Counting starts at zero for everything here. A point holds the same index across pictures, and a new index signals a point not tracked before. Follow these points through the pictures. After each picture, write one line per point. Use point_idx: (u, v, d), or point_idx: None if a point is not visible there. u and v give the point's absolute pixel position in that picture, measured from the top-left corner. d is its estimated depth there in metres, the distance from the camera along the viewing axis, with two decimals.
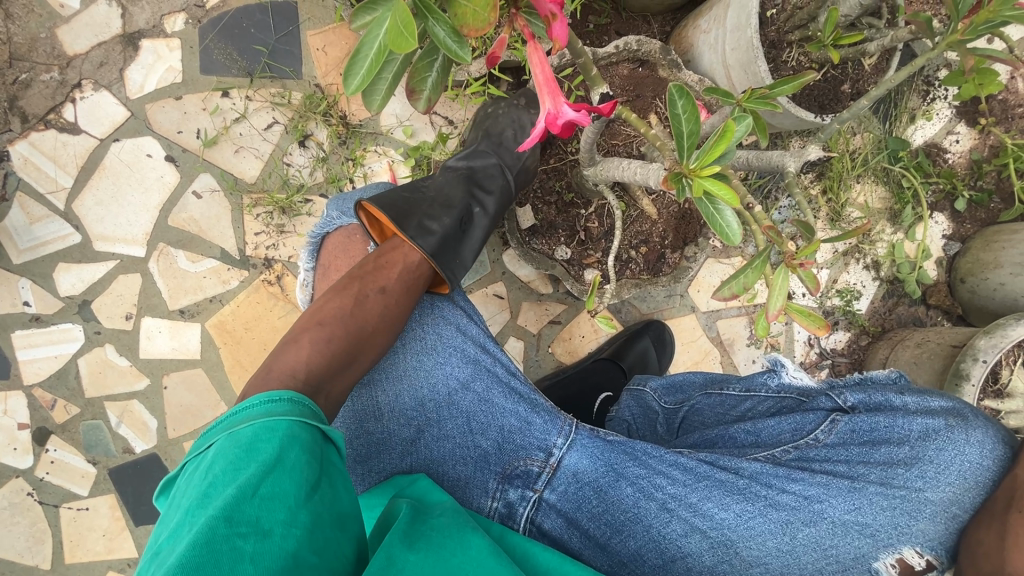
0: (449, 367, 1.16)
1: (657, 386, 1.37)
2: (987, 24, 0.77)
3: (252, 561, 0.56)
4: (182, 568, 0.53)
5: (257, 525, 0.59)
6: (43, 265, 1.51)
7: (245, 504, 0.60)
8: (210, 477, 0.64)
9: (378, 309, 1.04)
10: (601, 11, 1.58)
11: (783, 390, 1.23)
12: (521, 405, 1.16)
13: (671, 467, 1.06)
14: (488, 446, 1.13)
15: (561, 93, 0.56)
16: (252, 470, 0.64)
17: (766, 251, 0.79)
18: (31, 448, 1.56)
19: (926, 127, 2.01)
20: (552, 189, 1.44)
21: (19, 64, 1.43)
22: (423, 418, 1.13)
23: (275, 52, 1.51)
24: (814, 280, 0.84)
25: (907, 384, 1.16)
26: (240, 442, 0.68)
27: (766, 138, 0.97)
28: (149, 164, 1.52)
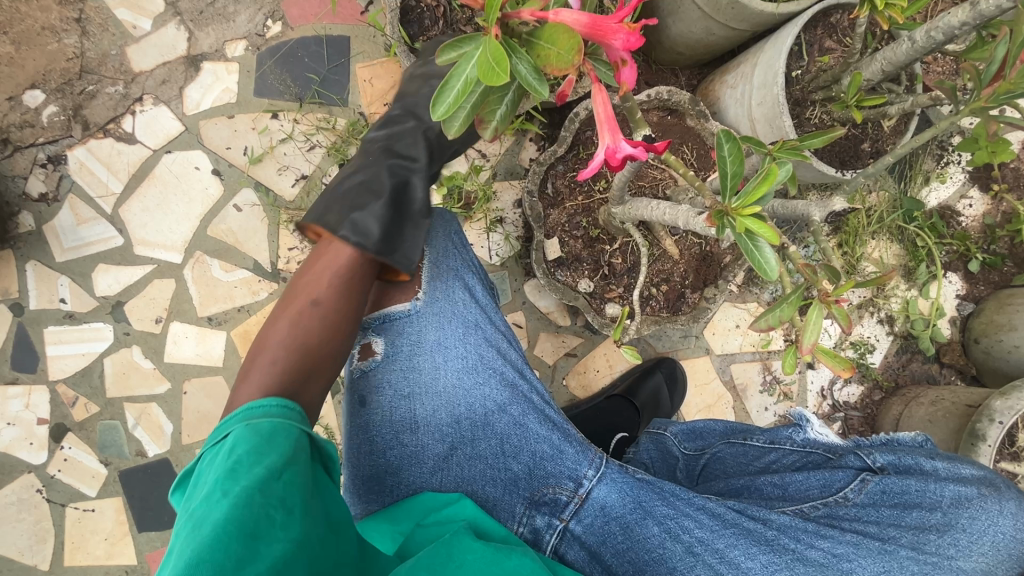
0: (487, 388, 1.18)
1: (678, 431, 1.39)
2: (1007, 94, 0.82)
3: (284, 527, 0.61)
4: (228, 521, 0.58)
5: (285, 502, 0.63)
6: (84, 265, 1.57)
7: (274, 483, 0.64)
8: (234, 456, 0.67)
9: (314, 323, 0.89)
10: (633, 62, 1.69)
11: (809, 445, 1.24)
12: (555, 433, 1.17)
13: (699, 511, 1.08)
14: (519, 470, 1.14)
15: (620, 129, 0.60)
16: (274, 457, 0.67)
17: (800, 288, 0.84)
18: (46, 444, 1.58)
19: (940, 190, 2.07)
20: (580, 225, 1.48)
21: (88, 77, 1.53)
22: (458, 436, 1.15)
23: (326, 81, 1.61)
24: (845, 318, 0.88)
25: (934, 449, 1.17)
26: (260, 431, 0.72)
27: (795, 185, 1.02)
28: (196, 176, 1.59)
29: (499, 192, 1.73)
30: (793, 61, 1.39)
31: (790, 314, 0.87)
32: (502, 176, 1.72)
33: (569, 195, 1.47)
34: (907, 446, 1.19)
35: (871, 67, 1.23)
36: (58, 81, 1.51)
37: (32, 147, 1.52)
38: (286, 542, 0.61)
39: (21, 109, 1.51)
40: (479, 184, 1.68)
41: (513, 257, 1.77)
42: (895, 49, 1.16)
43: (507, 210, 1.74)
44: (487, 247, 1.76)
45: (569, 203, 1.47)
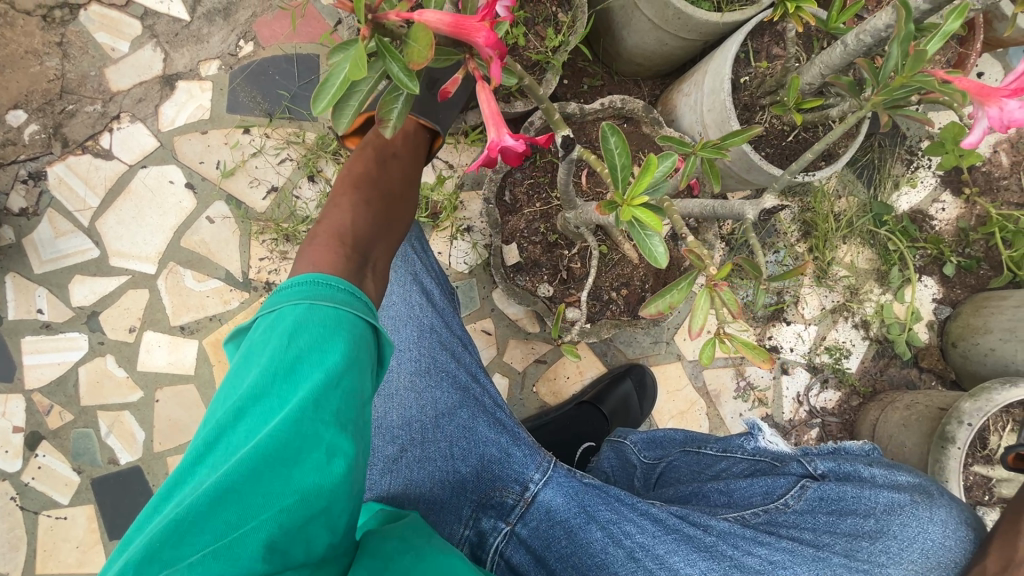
0: (438, 392, 1.20)
1: (637, 439, 1.38)
2: (905, 88, 0.81)
3: (327, 455, 0.61)
4: (274, 439, 0.59)
5: (335, 418, 0.63)
6: (61, 276, 1.62)
7: (329, 397, 0.64)
8: (297, 348, 0.66)
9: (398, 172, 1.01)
10: (594, 74, 1.72)
11: (759, 453, 1.23)
12: (504, 437, 1.18)
13: (642, 516, 1.08)
14: (466, 473, 1.14)
15: (503, 124, 0.63)
16: (336, 357, 0.67)
17: (689, 273, 0.93)
18: (21, 452, 1.61)
19: (911, 194, 2.08)
20: (538, 231, 1.51)
21: (68, 97, 1.60)
22: (408, 438, 1.16)
23: (296, 97, 1.67)
24: (734, 303, 0.93)
25: (878, 458, 1.16)
26: (323, 319, 0.70)
27: (716, 182, 1.10)
28: (170, 190, 1.65)
29: (466, 202, 1.77)
30: (741, 68, 1.42)
31: (681, 297, 0.95)
32: (468, 186, 1.77)
33: (527, 201, 1.50)
34: (852, 454, 1.19)
35: (810, 72, 1.26)
36: (40, 102, 1.59)
37: (14, 164, 1.59)
38: (329, 469, 0.61)
39: (4, 128, 1.58)
40: (445, 194, 1.72)
41: (481, 264, 1.80)
42: (830, 53, 1.19)
43: (474, 219, 1.78)
44: (454, 255, 1.79)
45: (527, 210, 1.50)
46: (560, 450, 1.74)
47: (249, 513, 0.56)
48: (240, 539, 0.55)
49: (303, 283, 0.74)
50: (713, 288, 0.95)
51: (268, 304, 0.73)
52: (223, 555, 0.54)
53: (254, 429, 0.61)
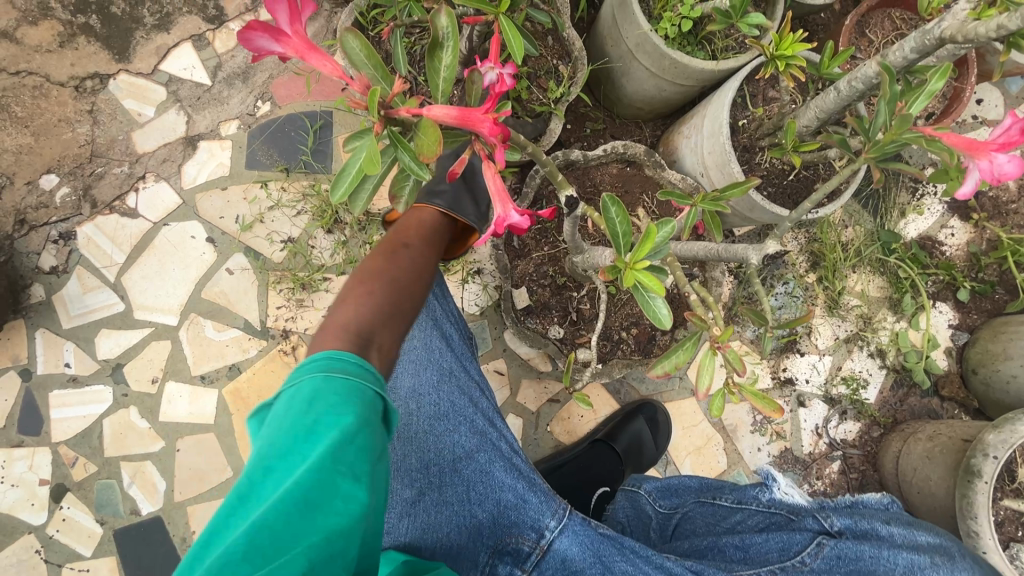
0: (456, 435, 1.20)
1: (651, 488, 1.41)
2: (894, 143, 0.83)
3: (345, 501, 0.63)
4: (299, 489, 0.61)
5: (352, 470, 0.65)
6: (88, 330, 1.68)
7: (346, 448, 0.66)
8: (313, 411, 0.68)
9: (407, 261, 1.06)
10: (596, 118, 1.80)
11: (773, 505, 1.20)
12: (520, 482, 1.17)
13: (657, 569, 1.09)
14: (483, 518, 1.13)
15: (509, 200, 0.66)
16: (348, 418, 0.68)
17: (694, 334, 0.96)
18: (47, 505, 1.64)
19: (918, 221, 2.08)
20: (547, 273, 1.53)
21: (97, 160, 1.69)
22: (427, 481, 1.16)
23: (312, 152, 1.74)
24: (739, 362, 0.92)
25: (898, 513, 1.13)
26: (335, 387, 0.72)
27: (718, 233, 1.18)
28: (192, 244, 1.72)
29: (476, 246, 1.81)
30: (739, 112, 1.46)
31: (687, 359, 0.98)
32: None
33: (535, 246, 1.53)
34: (872, 508, 1.15)
35: (806, 115, 1.29)
36: (71, 166, 1.68)
37: (46, 226, 1.67)
38: (347, 516, 0.63)
39: (37, 192, 1.67)
40: None
41: (492, 306, 1.83)
42: (824, 98, 1.23)
43: (485, 262, 1.82)
44: (465, 297, 1.82)
45: (536, 254, 1.53)
46: (575, 495, 1.74)
47: (281, 548, 0.59)
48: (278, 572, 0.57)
49: (318, 359, 0.77)
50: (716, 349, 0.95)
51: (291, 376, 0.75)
52: None
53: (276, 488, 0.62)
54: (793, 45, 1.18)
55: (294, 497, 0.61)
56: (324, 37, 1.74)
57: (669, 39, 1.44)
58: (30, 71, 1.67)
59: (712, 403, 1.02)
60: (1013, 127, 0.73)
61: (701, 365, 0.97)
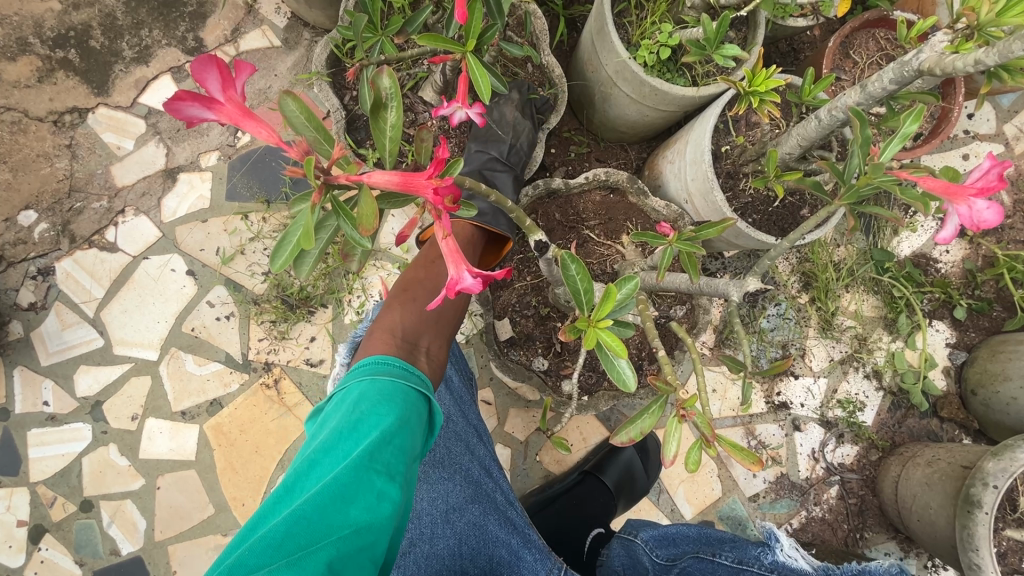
0: (450, 484, 1.16)
1: (647, 538, 1.38)
2: (869, 185, 0.81)
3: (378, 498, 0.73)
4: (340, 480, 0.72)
5: (388, 467, 0.77)
6: (67, 367, 1.66)
7: (383, 448, 0.78)
8: (359, 411, 0.82)
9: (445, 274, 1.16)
10: (580, 142, 1.79)
11: (777, 569, 1.14)
12: (514, 537, 1.18)
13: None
14: (474, 574, 1.11)
15: (462, 261, 0.63)
16: (387, 422, 0.81)
17: (659, 397, 0.93)
18: (25, 547, 1.61)
19: (912, 238, 2.04)
20: (530, 304, 1.50)
21: (76, 195, 1.68)
22: (417, 532, 1.11)
23: (295, 182, 1.72)
24: (708, 427, 0.87)
25: None
26: (383, 390, 0.87)
27: (697, 274, 1.12)
28: (172, 277, 1.70)
29: None
30: (721, 138, 1.44)
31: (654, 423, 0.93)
32: None
33: (517, 276, 1.50)
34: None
35: (788, 143, 1.27)
36: (49, 201, 1.66)
37: (24, 262, 1.66)
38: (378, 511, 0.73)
39: (15, 229, 1.65)
40: None
41: (478, 334, 1.80)
42: (806, 126, 1.20)
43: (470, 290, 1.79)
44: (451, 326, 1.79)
45: (518, 284, 1.50)
46: (567, 533, 1.70)
47: (318, 536, 0.67)
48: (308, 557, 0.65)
49: (367, 363, 0.94)
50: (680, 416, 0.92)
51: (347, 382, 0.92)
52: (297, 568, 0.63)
53: (321, 476, 0.74)
54: (766, 81, 1.16)
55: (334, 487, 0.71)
56: (303, 66, 1.72)
57: (648, 66, 1.42)
58: (8, 107, 1.66)
59: (687, 457, 0.95)
60: (990, 172, 0.72)
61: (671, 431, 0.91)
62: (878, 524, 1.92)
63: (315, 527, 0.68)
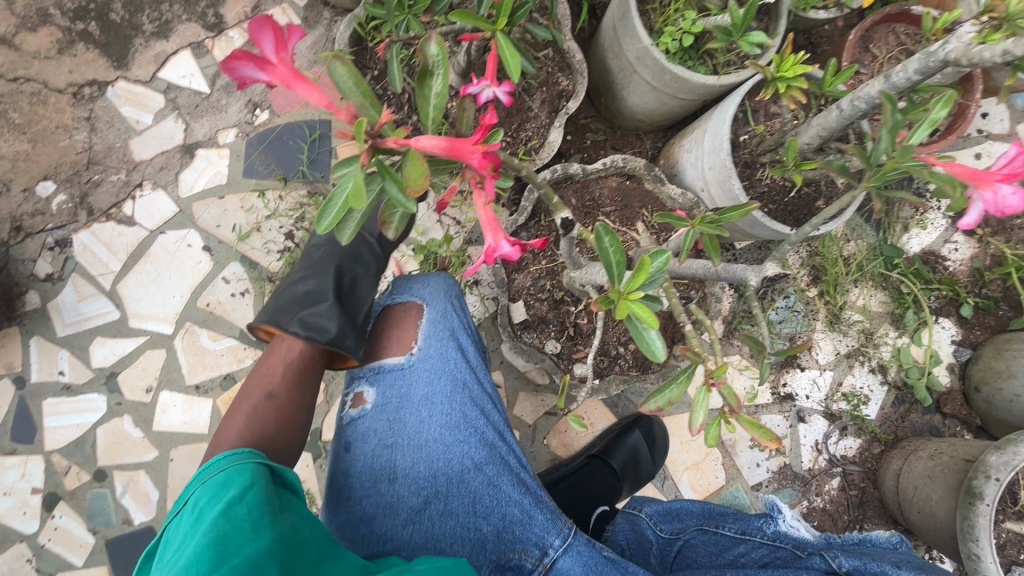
0: (466, 446, 1.19)
1: (652, 513, 1.38)
2: (895, 170, 0.83)
3: (255, 532, 0.72)
4: (206, 544, 0.68)
5: (251, 514, 0.75)
6: (83, 338, 1.67)
7: (236, 507, 0.75)
8: (196, 507, 0.77)
9: (272, 415, 1.09)
10: (597, 130, 1.80)
11: (778, 538, 1.20)
12: (527, 497, 1.18)
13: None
14: (487, 531, 1.14)
15: (500, 229, 0.65)
16: (230, 492, 0.78)
17: (687, 367, 0.93)
18: (39, 513, 1.63)
19: (921, 236, 2.05)
20: (544, 287, 1.52)
21: (94, 167, 1.69)
22: (433, 490, 1.15)
23: (312, 161, 1.73)
24: (734, 398, 0.88)
25: (909, 554, 1.11)
26: (217, 479, 0.83)
27: (717, 255, 1.13)
28: (188, 253, 1.71)
29: (473, 257, 1.79)
30: (740, 127, 1.45)
31: (682, 393, 0.95)
32: (476, 241, 1.80)
33: (532, 259, 1.51)
34: (881, 547, 1.14)
35: (808, 132, 1.28)
36: (68, 173, 1.67)
37: (42, 232, 1.67)
38: (262, 540, 0.71)
39: (34, 199, 1.66)
40: (452, 250, 1.74)
41: (489, 317, 1.81)
42: (827, 116, 1.21)
43: (482, 273, 1.80)
44: None
45: (533, 267, 1.51)
46: (573, 513, 1.72)
47: None
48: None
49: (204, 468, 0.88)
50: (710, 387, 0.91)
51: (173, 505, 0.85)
52: None
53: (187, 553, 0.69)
54: (795, 67, 1.18)
55: (204, 551, 0.67)
56: (323, 45, 1.72)
57: (670, 53, 1.43)
58: (28, 77, 1.67)
59: (705, 432, 0.97)
60: (1016, 158, 0.73)
61: (696, 398, 0.95)
62: (878, 516, 1.95)
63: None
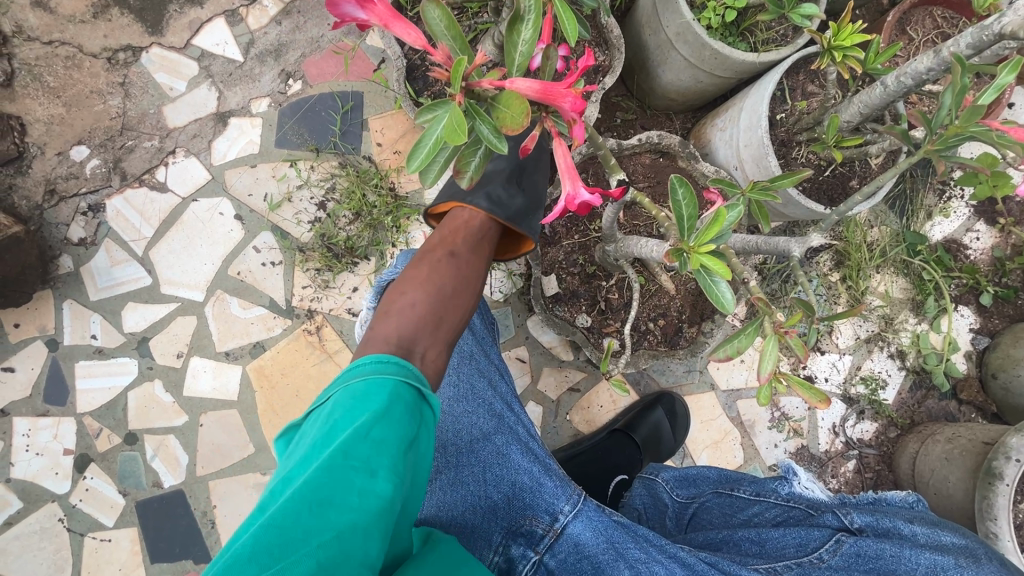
0: (474, 417, 1.23)
1: (669, 478, 1.39)
2: (958, 136, 0.89)
3: (360, 497, 0.63)
4: (308, 485, 0.62)
5: (368, 464, 0.66)
6: (115, 303, 1.69)
7: (359, 443, 0.66)
8: (330, 415, 0.70)
9: (452, 272, 1.00)
10: (627, 108, 1.78)
11: (793, 499, 1.21)
12: (536, 465, 1.19)
13: (670, 558, 1.07)
14: (498, 499, 1.15)
15: (578, 178, 0.68)
16: (363, 417, 0.69)
17: (756, 320, 0.95)
18: (70, 474, 1.66)
19: (944, 224, 2.06)
20: (576, 262, 1.53)
21: (128, 133, 1.69)
22: (443, 460, 1.18)
23: (344, 133, 1.74)
24: (802, 347, 0.94)
25: (924, 511, 1.15)
26: (354, 390, 0.73)
27: (767, 223, 1.15)
28: (220, 221, 1.72)
29: None
30: (777, 105, 1.46)
31: (750, 343, 0.97)
32: None
33: (565, 233, 1.53)
34: (896, 505, 1.18)
35: (848, 110, 1.28)
36: (102, 138, 1.68)
37: (76, 197, 1.68)
38: (365, 508, 0.63)
39: (67, 163, 1.67)
40: None
41: (516, 293, 1.83)
42: (869, 93, 1.22)
43: None
44: (490, 284, 1.82)
45: (566, 241, 1.52)
46: (594, 483, 1.75)
47: (288, 550, 0.58)
48: (288, 570, 0.57)
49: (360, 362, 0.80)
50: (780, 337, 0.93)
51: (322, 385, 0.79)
52: None
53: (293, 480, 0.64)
54: (852, 36, 1.17)
55: (302, 496, 0.61)
56: None
57: (711, 29, 1.44)
58: (63, 41, 1.67)
59: (759, 391, 1.02)
60: None
61: (764, 350, 0.94)
62: None
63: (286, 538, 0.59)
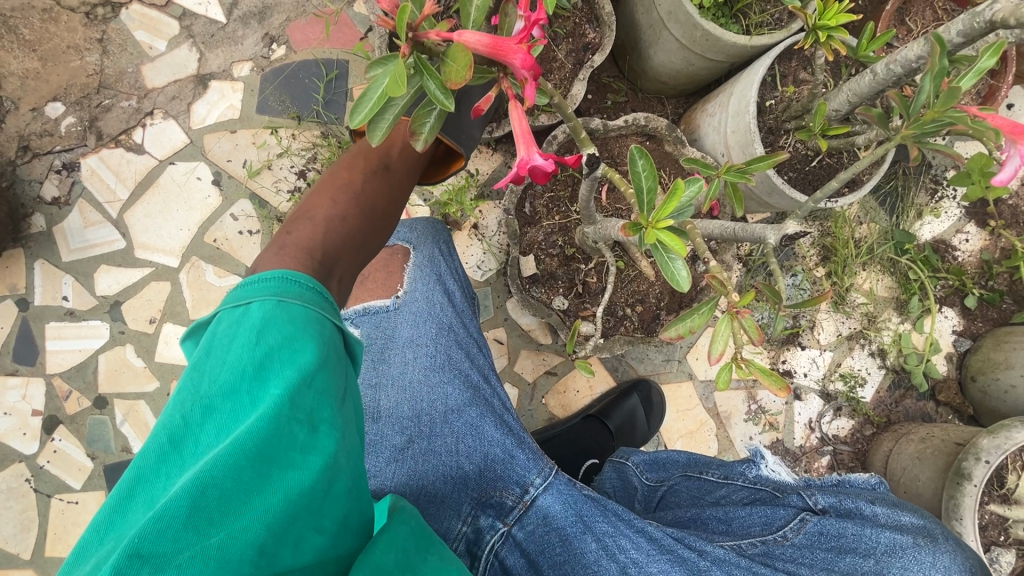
0: (450, 388, 1.21)
1: (639, 461, 1.37)
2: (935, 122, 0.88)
3: (304, 453, 0.59)
4: (250, 438, 0.56)
5: (311, 416, 0.61)
6: (88, 265, 1.66)
7: (303, 392, 0.62)
8: (265, 346, 0.65)
9: (381, 185, 1.07)
10: (618, 90, 1.74)
11: (760, 481, 1.19)
12: (508, 438, 1.18)
13: (637, 532, 1.06)
14: (469, 470, 1.14)
15: (533, 143, 0.69)
16: (304, 359, 0.64)
17: (711, 299, 0.95)
18: (38, 435, 1.65)
19: (934, 224, 2.04)
20: (556, 243, 1.51)
21: (105, 91, 1.65)
22: (416, 430, 1.17)
23: (327, 102, 1.70)
24: (755, 331, 0.92)
25: (886, 493, 1.13)
26: (292, 316, 0.69)
27: (741, 206, 1.14)
28: (197, 186, 1.69)
29: (484, 211, 1.78)
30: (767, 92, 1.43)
31: (703, 323, 0.97)
32: (488, 195, 1.78)
33: (545, 213, 1.50)
34: (858, 487, 1.17)
35: (838, 98, 1.25)
36: (78, 95, 1.64)
37: (50, 154, 1.64)
38: (307, 466, 0.59)
39: (42, 119, 1.63)
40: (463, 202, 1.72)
41: (498, 274, 1.81)
42: (859, 81, 1.18)
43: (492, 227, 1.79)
44: (472, 263, 1.80)
45: (546, 222, 1.50)
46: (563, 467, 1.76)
47: (233, 514, 0.54)
48: (235, 536, 0.53)
49: (273, 279, 0.75)
50: (733, 316, 0.94)
51: (233, 299, 0.72)
52: (209, 563, 0.51)
53: (226, 429, 0.59)
54: (839, 15, 1.14)
55: (244, 449, 0.56)
56: None
57: (703, 9, 1.40)
58: None
59: (719, 375, 1.04)
60: None
61: (717, 328, 0.97)
62: None
63: (229, 501, 0.54)
